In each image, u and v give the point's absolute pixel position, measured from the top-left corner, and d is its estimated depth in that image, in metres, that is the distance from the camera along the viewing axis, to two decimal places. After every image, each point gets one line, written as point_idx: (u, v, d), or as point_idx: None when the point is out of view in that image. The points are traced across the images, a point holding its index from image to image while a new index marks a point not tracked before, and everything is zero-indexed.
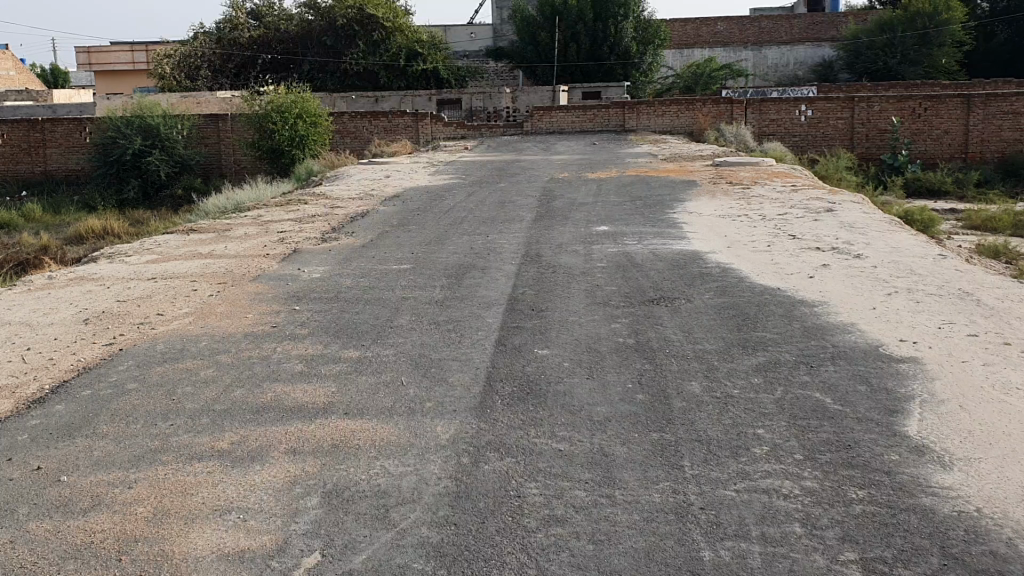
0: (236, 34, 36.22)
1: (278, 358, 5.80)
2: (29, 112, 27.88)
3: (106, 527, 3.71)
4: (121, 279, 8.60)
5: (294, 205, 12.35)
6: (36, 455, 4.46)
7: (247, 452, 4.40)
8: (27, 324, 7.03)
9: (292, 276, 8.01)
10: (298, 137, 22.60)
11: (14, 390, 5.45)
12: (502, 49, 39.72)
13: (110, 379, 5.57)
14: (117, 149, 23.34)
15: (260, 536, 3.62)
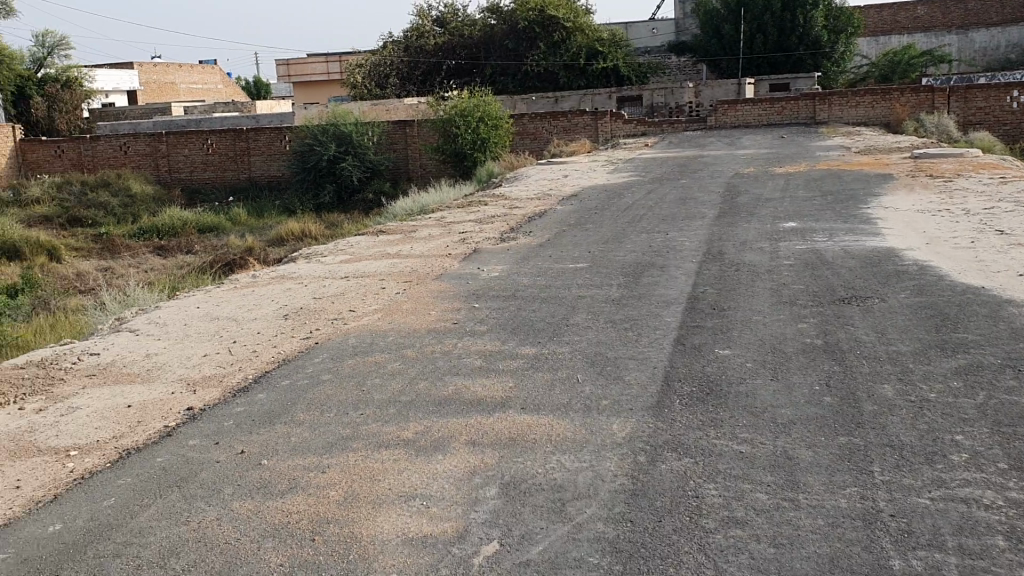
0: (423, 42, 37.51)
1: (459, 353, 5.97)
2: (236, 122, 29.97)
3: (302, 509, 3.95)
4: (316, 278, 9.10)
5: (475, 207, 12.67)
6: (240, 439, 4.80)
7: (430, 443, 4.56)
8: (233, 319, 7.56)
9: (473, 275, 8.22)
10: (481, 140, 23.14)
11: (222, 379, 5.89)
12: (685, 44, 39.14)
13: (306, 371, 5.92)
14: (314, 156, 24.78)
15: (442, 523, 3.75)
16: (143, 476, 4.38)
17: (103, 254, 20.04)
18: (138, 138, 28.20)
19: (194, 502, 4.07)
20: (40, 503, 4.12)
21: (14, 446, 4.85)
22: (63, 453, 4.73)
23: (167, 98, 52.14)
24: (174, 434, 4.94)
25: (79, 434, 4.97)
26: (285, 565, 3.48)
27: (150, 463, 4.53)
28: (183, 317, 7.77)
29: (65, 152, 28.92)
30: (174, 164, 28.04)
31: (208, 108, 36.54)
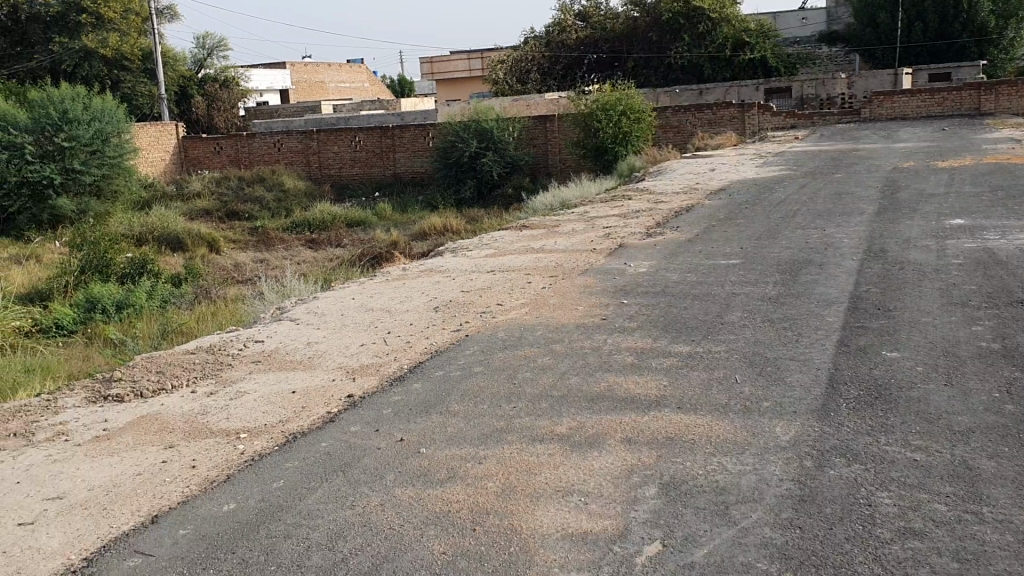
0: (564, 36, 37.61)
1: (610, 349, 5.91)
2: (382, 119, 30.81)
3: (461, 499, 3.98)
4: (464, 272, 9.23)
5: (620, 201, 12.56)
6: (400, 428, 4.90)
7: (585, 438, 4.53)
8: (387, 311, 7.75)
9: (620, 271, 8.14)
10: (623, 134, 22.94)
11: (379, 368, 6.05)
12: (837, 33, 37.66)
13: (459, 363, 5.99)
14: (456, 152, 25.24)
15: (603, 520, 3.71)
16: (309, 460, 4.53)
17: (258, 246, 20.96)
18: (290, 136, 29.39)
19: (358, 488, 4.17)
20: (215, 482, 4.32)
21: (190, 427, 5.10)
22: (234, 435, 4.95)
23: (317, 97, 54.11)
24: (336, 420, 5.10)
25: (248, 417, 5.20)
26: (447, 554, 3.52)
27: (315, 448, 4.69)
28: (339, 308, 8.01)
29: (224, 149, 30.42)
30: (325, 160, 29.13)
31: (355, 106, 37.70)
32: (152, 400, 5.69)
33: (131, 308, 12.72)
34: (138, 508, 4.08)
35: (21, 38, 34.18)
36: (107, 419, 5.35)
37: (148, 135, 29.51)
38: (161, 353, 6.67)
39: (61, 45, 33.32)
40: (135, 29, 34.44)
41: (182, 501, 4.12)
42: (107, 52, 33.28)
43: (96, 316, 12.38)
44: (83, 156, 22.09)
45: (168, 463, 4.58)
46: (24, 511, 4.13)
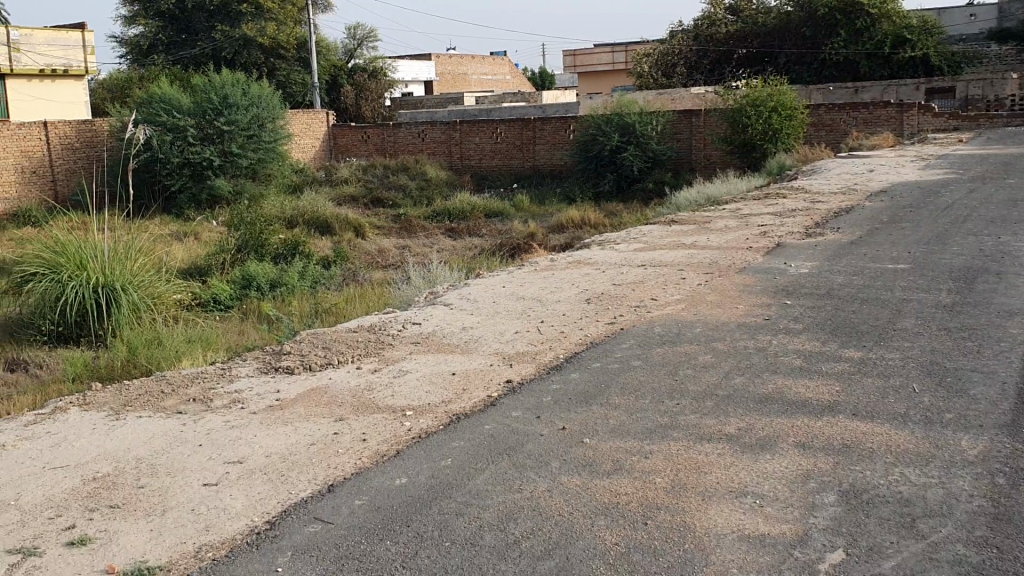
0: (714, 30, 36.94)
1: (776, 351, 5.74)
2: (524, 112, 31.03)
3: (630, 491, 3.94)
4: (614, 265, 9.15)
5: (772, 199, 12.24)
6: (560, 416, 4.90)
7: (755, 440, 4.41)
8: (539, 300, 7.78)
9: (779, 270, 7.91)
10: (773, 131, 22.35)
11: (536, 355, 6.08)
12: (1009, 30, 35.63)
13: (617, 356, 5.94)
14: (598, 146, 25.20)
15: (781, 524, 3.60)
16: (474, 441, 4.59)
17: (401, 233, 21.42)
18: (433, 126, 29.92)
19: (524, 472, 4.19)
20: (385, 456, 4.42)
21: (356, 402, 5.25)
22: (400, 411, 5.06)
23: (460, 89, 54.94)
24: (497, 404, 5.14)
25: (412, 396, 5.31)
26: (620, 545, 3.48)
27: (479, 430, 4.74)
28: (491, 295, 8.08)
29: (370, 138, 31.24)
30: (466, 151, 29.56)
31: (498, 98, 38.08)
32: (319, 373, 5.88)
33: (284, 287, 13.17)
34: (315, 477, 4.20)
35: (185, 25, 36.02)
36: (278, 390, 5.56)
37: (299, 122, 30.65)
38: (325, 330, 6.87)
39: (223, 33, 35.00)
40: (291, 19, 35.85)
41: (354, 473, 4.24)
42: (265, 40, 34.72)
43: (251, 292, 12.88)
44: (241, 140, 23.10)
45: (338, 436, 4.72)
46: (208, 471, 4.30)
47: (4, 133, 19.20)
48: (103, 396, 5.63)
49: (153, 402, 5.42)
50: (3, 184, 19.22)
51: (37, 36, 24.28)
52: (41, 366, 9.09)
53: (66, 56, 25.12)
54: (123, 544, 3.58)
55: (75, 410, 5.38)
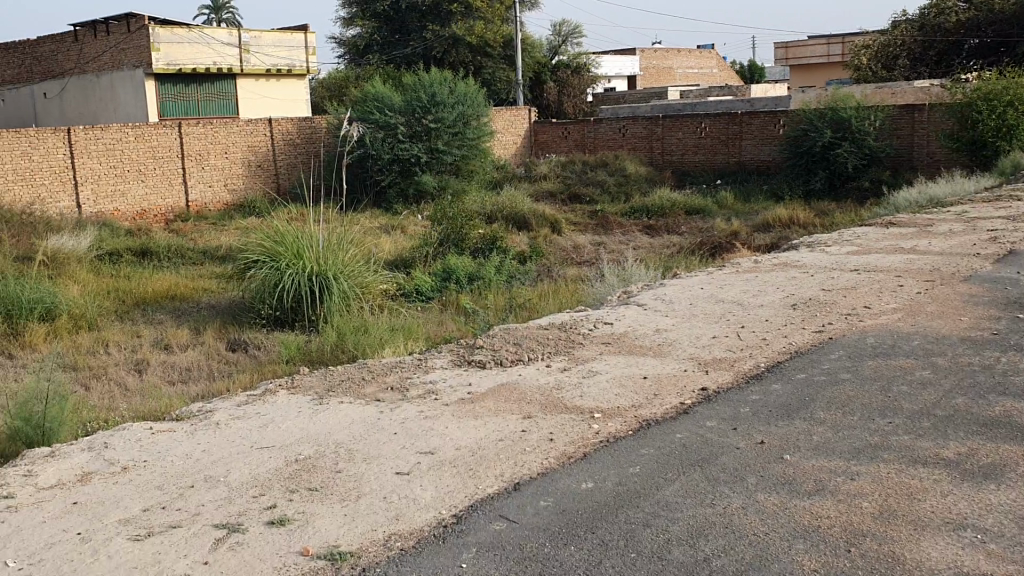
0: (942, 19, 34.41)
1: (1006, 370, 5.21)
2: (730, 107, 30.17)
3: (833, 515, 3.66)
4: (823, 268, 8.67)
5: (1006, 202, 11.20)
6: (759, 429, 4.64)
7: (979, 467, 4.00)
8: (740, 303, 7.48)
9: (1013, 280, 7.21)
10: (1008, 127, 20.57)
11: (733, 363, 5.82)
12: None
13: (822, 367, 5.59)
14: (809, 142, 24.22)
15: (1006, 564, 3.23)
16: (665, 449, 4.43)
17: (598, 230, 21.35)
18: (636, 121, 29.65)
19: (718, 486, 3.99)
20: (573, 458, 4.35)
21: (546, 400, 5.21)
22: (588, 413, 4.97)
23: (664, 83, 54.22)
24: (691, 412, 4.96)
25: (602, 398, 5.21)
26: (819, 574, 3.23)
27: (670, 438, 4.57)
28: (689, 296, 7.86)
29: (571, 134, 31.41)
30: (668, 146, 29.05)
31: (703, 92, 37.22)
32: (510, 370, 5.90)
33: (482, 280, 13.39)
34: (502, 473, 4.19)
35: (399, 26, 37.54)
36: (471, 384, 5.62)
37: (503, 119, 31.26)
38: (519, 327, 6.91)
39: (434, 33, 36.28)
40: (499, 17, 36.56)
41: (541, 473, 4.18)
42: (473, 39, 35.58)
43: (450, 285, 13.18)
44: (447, 137, 23.80)
45: (526, 434, 4.69)
46: (401, 461, 4.37)
47: (233, 131, 20.46)
48: (310, 380, 5.90)
49: (353, 389, 5.61)
50: (233, 178, 20.55)
51: (265, 38, 26.09)
52: (259, 347, 9.67)
53: (291, 55, 26.78)
54: (317, 527, 3.68)
55: (283, 392, 5.65)
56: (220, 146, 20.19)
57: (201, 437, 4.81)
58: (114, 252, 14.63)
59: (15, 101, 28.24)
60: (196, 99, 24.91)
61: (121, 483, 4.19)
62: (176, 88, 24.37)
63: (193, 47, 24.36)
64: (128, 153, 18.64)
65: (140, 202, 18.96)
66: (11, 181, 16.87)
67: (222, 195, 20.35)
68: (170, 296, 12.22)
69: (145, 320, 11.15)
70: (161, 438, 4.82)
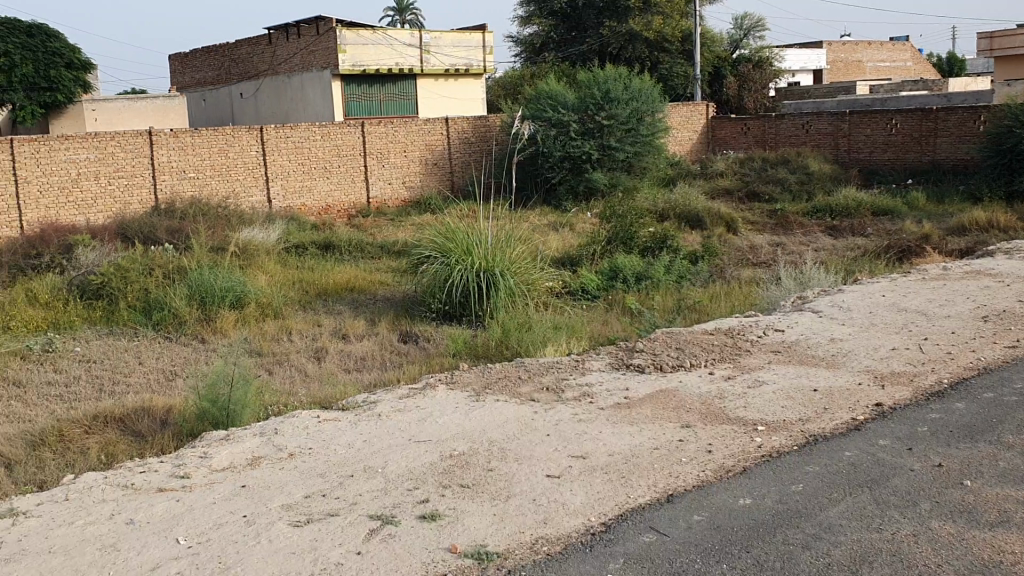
0: None
1: None
2: (925, 101, 28.40)
3: (1017, 550, 3.35)
4: (1022, 278, 7.99)
5: None
6: (939, 452, 4.31)
7: None
8: (926, 314, 7.00)
9: None
10: None
11: (913, 378, 5.45)
12: None
13: (1014, 387, 5.14)
14: (1012, 139, 22.46)
15: None
16: (831, 467, 4.19)
17: (776, 230, 20.61)
18: (821, 117, 28.39)
19: (888, 510, 3.73)
20: (731, 472, 4.19)
21: (706, 409, 5.05)
22: (751, 425, 4.78)
23: (853, 77, 51.71)
24: (863, 429, 4.67)
25: (766, 410, 5.00)
26: None
27: (838, 456, 4.33)
28: (868, 305, 7.43)
29: (750, 131, 30.49)
30: (854, 143, 27.66)
31: (895, 87, 35.23)
32: (671, 375, 5.77)
33: (651, 280, 13.19)
34: (655, 483, 4.09)
35: (576, 23, 37.63)
36: (628, 388, 5.53)
37: (679, 115, 30.76)
38: (682, 331, 6.75)
39: (611, 29, 36.13)
40: (678, 12, 35.93)
41: (697, 486, 4.06)
42: (650, 34, 35.16)
43: (618, 284, 13.07)
44: (620, 134, 23.58)
45: (683, 444, 4.56)
46: (552, 463, 4.35)
47: (413, 129, 21.06)
48: (469, 376, 5.98)
49: (510, 387, 5.65)
50: (411, 175, 21.20)
51: (445, 38, 26.72)
52: (429, 340, 9.91)
53: (469, 55, 27.31)
54: (465, 525, 3.71)
55: (443, 387, 5.75)
56: (400, 144, 20.86)
57: (364, 427, 4.98)
58: (300, 245, 15.41)
59: (216, 101, 30.29)
60: (379, 98, 25.90)
61: (286, 469, 4.41)
62: (361, 88, 25.43)
63: (376, 49, 25.32)
64: (314, 151, 19.58)
65: (325, 198, 19.90)
66: (209, 176, 18.19)
67: (400, 191, 21.04)
68: (348, 288, 12.75)
69: (325, 310, 11.68)
70: (326, 426, 5.03)
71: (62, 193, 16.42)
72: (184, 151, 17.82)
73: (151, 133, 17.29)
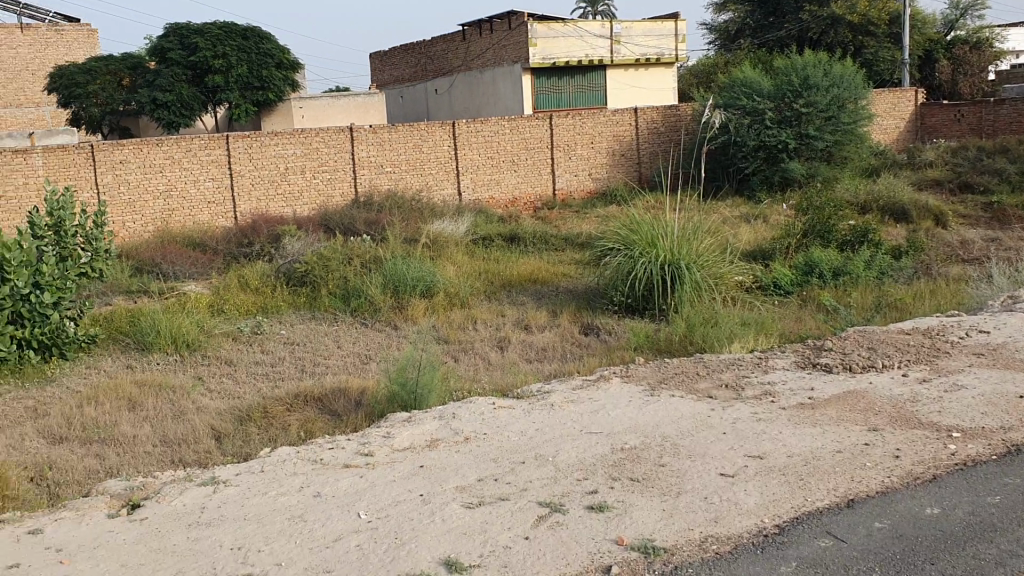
0: None
1: None
2: None
3: None
4: None
5: None
6: None
7: None
8: None
9: None
10: None
11: None
12: None
13: None
14: None
15: None
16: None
17: (991, 224, 19.11)
18: None
19: None
20: (920, 479, 3.95)
21: (896, 412, 4.79)
22: (945, 431, 4.49)
23: None
24: None
25: (963, 416, 4.67)
26: None
27: None
28: None
29: (965, 117, 28.40)
30: None
31: None
32: (860, 376, 5.50)
33: (848, 275, 12.55)
34: (834, 487, 3.93)
35: (773, 9, 36.71)
36: (813, 388, 5.32)
37: (884, 102, 29.10)
38: (874, 330, 6.42)
39: (811, 14, 34.57)
40: None
41: (880, 492, 3.85)
42: (855, 17, 33.32)
43: (813, 279, 12.54)
44: (819, 122, 22.43)
45: (869, 447, 4.34)
46: (727, 462, 4.25)
47: (601, 120, 21.07)
48: (646, 370, 5.94)
49: (688, 382, 5.57)
50: (598, 166, 21.21)
51: (636, 28, 26.48)
52: (611, 333, 9.91)
53: (660, 44, 26.94)
54: (634, 519, 3.69)
55: (618, 380, 5.76)
56: (588, 135, 20.93)
57: (537, 415, 5.06)
58: (487, 236, 15.76)
59: (412, 96, 31.51)
60: (570, 90, 26.08)
61: (461, 452, 4.55)
62: (551, 80, 25.70)
63: (568, 41, 25.48)
64: (503, 144, 19.99)
65: (514, 190, 20.29)
66: (404, 170, 18.96)
67: (587, 182, 21.10)
68: (533, 279, 12.95)
69: (510, 301, 11.92)
70: (501, 413, 5.15)
71: (271, 186, 17.60)
72: (381, 146, 18.64)
73: (351, 129, 18.20)
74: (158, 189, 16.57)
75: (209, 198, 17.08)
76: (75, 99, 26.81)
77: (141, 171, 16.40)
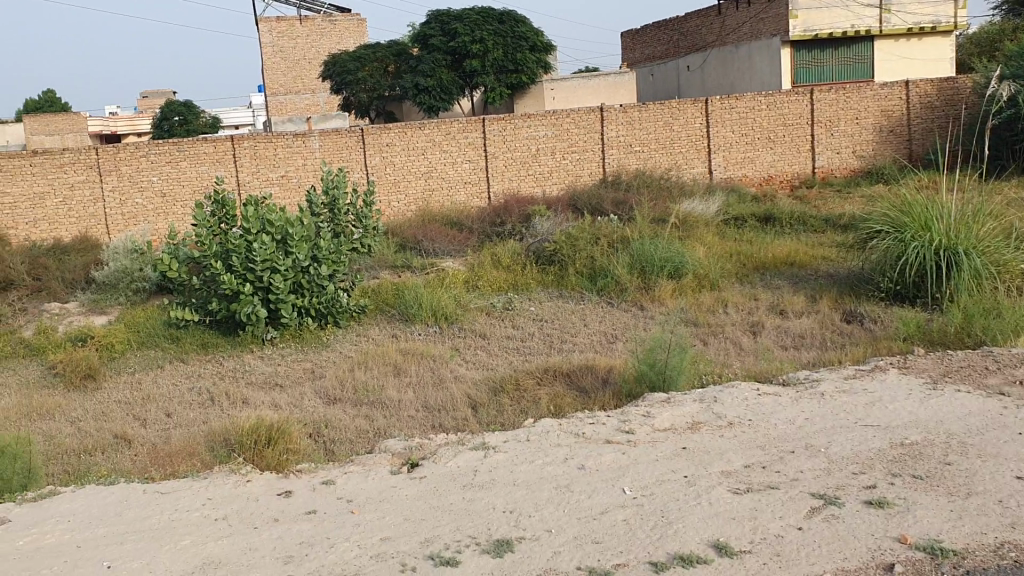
0: None
1: None
2: None
3: None
4: None
5: None
6: None
7: None
8: None
9: None
10: None
11: None
12: None
13: None
14: None
15: None
16: None
17: None
18: None
19: None
20: None
21: None
22: None
23: None
24: None
25: None
26: None
27: None
28: None
29: None
30: None
31: None
32: None
33: None
34: None
35: None
36: None
37: None
38: None
39: None
40: None
41: None
42: None
43: None
44: None
45: None
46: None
47: (868, 95, 19.83)
48: (926, 362, 5.58)
49: (974, 378, 5.17)
50: (862, 144, 20.02)
51: None
52: (875, 321, 9.37)
53: (937, 12, 24.72)
54: (918, 517, 3.49)
55: (894, 371, 5.44)
56: (852, 111, 19.80)
57: (805, 404, 4.90)
58: (740, 217, 15.34)
59: (663, 74, 31.18)
60: (832, 63, 24.78)
61: (726, 437, 4.49)
62: (812, 53, 24.51)
63: (832, 12, 24.08)
64: (759, 121, 19.37)
65: (769, 168, 19.62)
66: (653, 150, 18.84)
67: (849, 160, 20.01)
68: (790, 262, 12.47)
69: (764, 284, 11.57)
70: (766, 400, 5.03)
71: (523, 167, 18.10)
72: (631, 126, 18.62)
73: (603, 109, 18.33)
74: (420, 171, 17.54)
75: (466, 179, 17.87)
76: (347, 85, 28.87)
77: (406, 153, 17.41)
